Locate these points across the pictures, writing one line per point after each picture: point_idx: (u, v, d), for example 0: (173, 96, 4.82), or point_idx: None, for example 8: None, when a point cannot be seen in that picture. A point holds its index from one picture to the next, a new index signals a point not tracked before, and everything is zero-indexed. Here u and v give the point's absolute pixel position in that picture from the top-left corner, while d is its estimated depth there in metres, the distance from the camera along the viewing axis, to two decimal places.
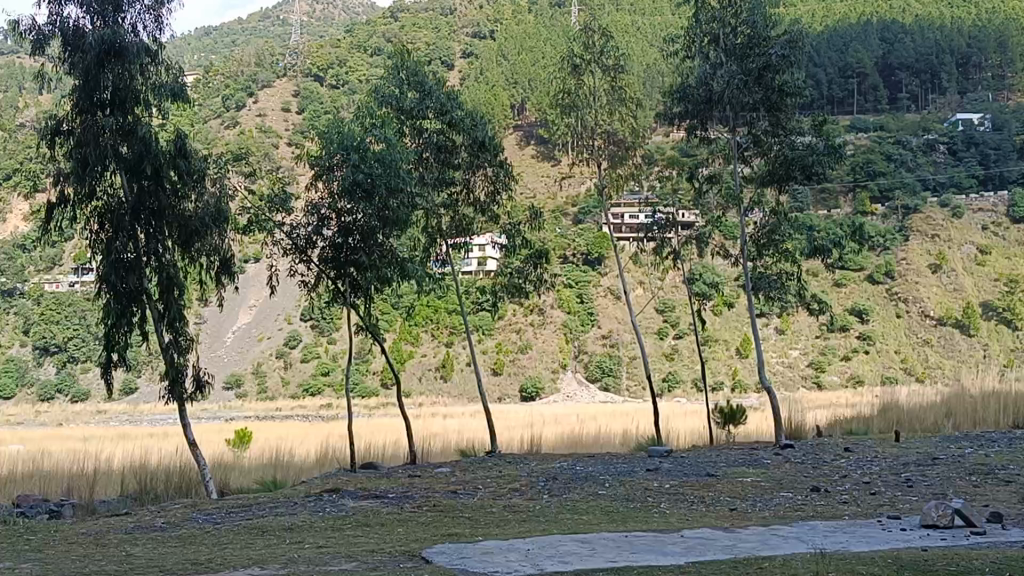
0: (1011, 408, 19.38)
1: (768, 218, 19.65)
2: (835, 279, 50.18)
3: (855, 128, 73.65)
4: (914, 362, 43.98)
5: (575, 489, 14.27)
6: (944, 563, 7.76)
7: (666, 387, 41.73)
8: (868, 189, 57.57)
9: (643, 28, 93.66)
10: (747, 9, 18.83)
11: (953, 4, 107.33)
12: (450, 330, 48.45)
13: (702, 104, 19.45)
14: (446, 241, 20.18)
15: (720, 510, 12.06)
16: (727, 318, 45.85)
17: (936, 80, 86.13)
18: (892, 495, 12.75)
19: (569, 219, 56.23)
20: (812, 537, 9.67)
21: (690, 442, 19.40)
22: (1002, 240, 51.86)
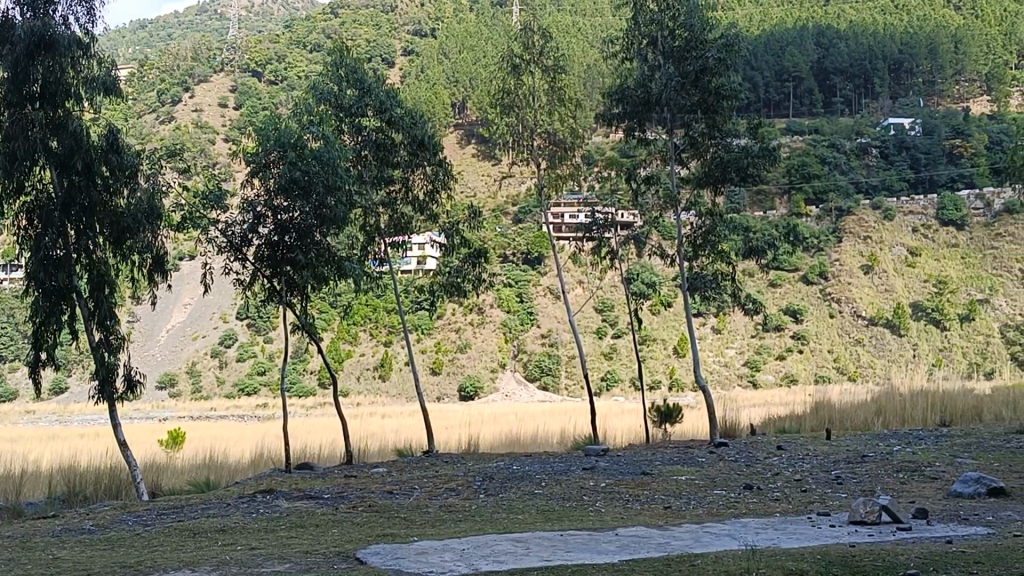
0: (940, 407, 19.12)
1: (705, 221, 18.95)
2: (770, 279, 50.85)
3: (790, 130, 74.43)
4: (846, 361, 44.78)
5: (510, 488, 12.44)
6: (871, 559, 6.75)
7: (603, 386, 41.94)
8: (802, 191, 58.12)
9: (582, 30, 94.20)
10: (684, 13, 18.09)
11: (885, 12, 110.53)
12: (388, 330, 48.60)
13: (640, 106, 18.64)
14: (384, 240, 19.29)
15: (653, 509, 10.38)
16: (665, 317, 46.47)
17: (869, 85, 88.38)
18: (822, 493, 10.98)
19: (508, 219, 56.59)
20: (746, 534, 8.34)
21: (622, 441, 18.95)
22: (932, 242, 52.65)
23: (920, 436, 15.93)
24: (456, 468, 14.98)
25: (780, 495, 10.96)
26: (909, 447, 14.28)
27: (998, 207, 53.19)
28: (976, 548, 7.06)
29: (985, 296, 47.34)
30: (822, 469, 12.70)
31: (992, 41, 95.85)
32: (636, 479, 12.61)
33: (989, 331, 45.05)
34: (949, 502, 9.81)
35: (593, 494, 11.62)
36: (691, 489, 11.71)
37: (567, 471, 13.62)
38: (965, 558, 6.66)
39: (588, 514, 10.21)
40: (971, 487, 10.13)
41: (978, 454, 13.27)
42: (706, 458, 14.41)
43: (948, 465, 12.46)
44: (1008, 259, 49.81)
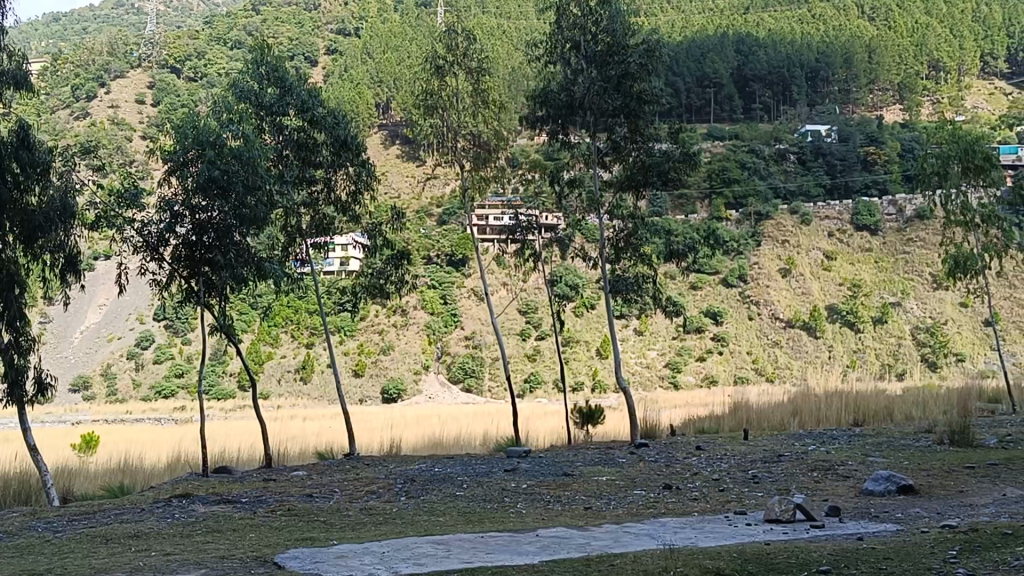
0: (854, 408, 19.54)
1: (628, 224, 19.12)
2: (691, 281, 51.53)
3: (711, 135, 75.65)
4: (765, 362, 45.69)
5: (433, 490, 12.40)
6: (785, 556, 6.90)
7: (527, 387, 42.01)
8: (722, 195, 59.20)
9: (506, 32, 94.60)
10: (607, 18, 18.25)
11: (802, 21, 113.33)
12: (310, 331, 48.15)
13: (563, 109, 18.74)
14: (306, 241, 19.04)
15: (573, 509, 10.44)
16: (588, 319, 46.83)
17: (788, 92, 90.27)
18: (740, 492, 11.16)
19: (433, 220, 56.69)
20: (665, 533, 8.44)
21: (544, 442, 19.04)
22: (847, 245, 53.95)
23: (834, 436, 16.29)
24: (378, 470, 14.88)
25: (697, 494, 11.11)
26: (822, 447, 14.58)
27: (910, 213, 54.81)
28: (885, 543, 7.26)
29: (897, 300, 48.72)
30: (739, 469, 12.92)
31: (905, 51, 98.73)
32: (557, 481, 12.64)
33: (901, 333, 46.38)
34: (862, 501, 10.03)
35: (514, 495, 11.66)
36: (611, 489, 11.82)
37: (488, 474, 13.61)
38: (874, 555, 6.82)
39: (509, 516, 10.22)
40: (882, 485, 10.39)
41: (890, 452, 13.63)
42: (627, 459, 14.53)
43: (861, 464, 12.77)
44: (919, 263, 51.36)
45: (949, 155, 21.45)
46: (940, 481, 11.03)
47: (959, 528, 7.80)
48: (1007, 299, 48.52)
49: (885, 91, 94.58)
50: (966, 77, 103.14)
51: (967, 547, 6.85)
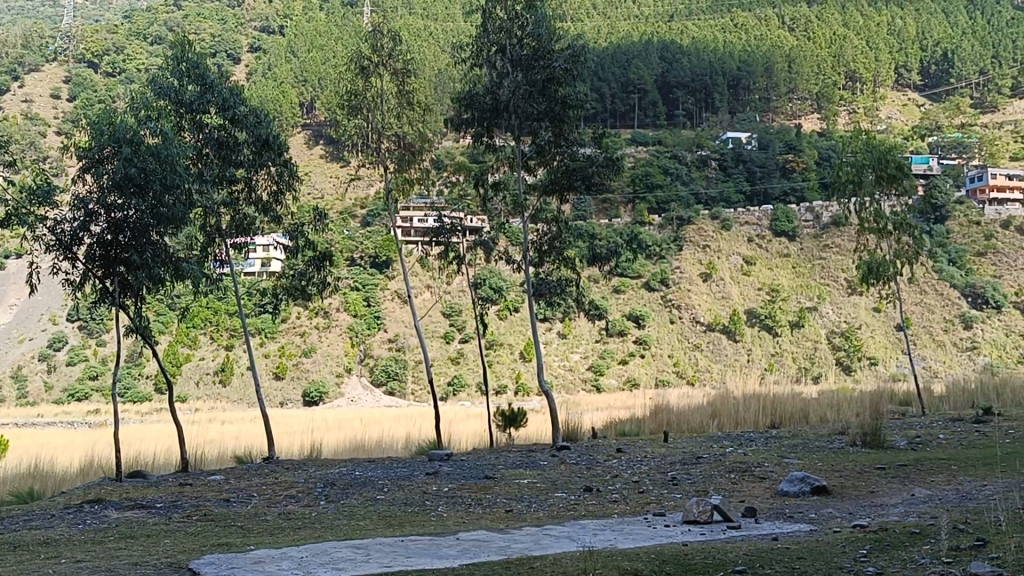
0: (770, 410, 19.97)
1: (552, 227, 19.19)
2: (614, 285, 51.97)
3: (635, 140, 76.57)
4: (685, 366, 46.31)
5: (354, 494, 12.29)
6: (702, 557, 6.99)
7: (450, 390, 41.88)
8: (645, 200, 60.06)
9: (433, 34, 94.62)
10: (532, 22, 18.35)
11: (724, 30, 115.64)
12: (229, 333, 47.57)
13: (488, 112, 18.73)
14: (226, 241, 18.77)
15: (495, 512, 10.45)
16: (512, 321, 46.96)
17: (710, 99, 91.70)
18: (659, 494, 11.29)
19: (357, 222, 56.51)
20: (585, 536, 8.50)
21: (467, 445, 19.04)
22: (766, 251, 55.07)
23: (750, 437, 16.59)
24: (297, 474, 14.72)
25: (617, 497, 11.22)
26: (740, 448, 14.87)
27: (826, 220, 56.15)
28: (799, 543, 7.42)
29: (813, 304, 49.85)
30: (658, 471, 13.09)
31: (823, 62, 101.26)
32: (478, 483, 12.65)
33: (817, 337, 47.48)
34: (777, 501, 10.26)
35: (436, 498, 11.63)
36: (532, 492, 11.87)
37: (409, 477, 13.56)
38: (788, 554, 6.96)
39: (429, 520, 10.19)
40: (797, 486, 10.62)
41: (804, 454, 13.95)
42: (548, 462, 14.59)
43: (777, 465, 13.02)
44: (835, 269, 52.63)
45: (864, 164, 22.06)
46: (851, 482, 11.32)
47: (869, 526, 8.00)
48: (918, 305, 50.00)
49: (803, 101, 96.88)
50: (881, 88, 106.17)
51: (877, 546, 7.02)
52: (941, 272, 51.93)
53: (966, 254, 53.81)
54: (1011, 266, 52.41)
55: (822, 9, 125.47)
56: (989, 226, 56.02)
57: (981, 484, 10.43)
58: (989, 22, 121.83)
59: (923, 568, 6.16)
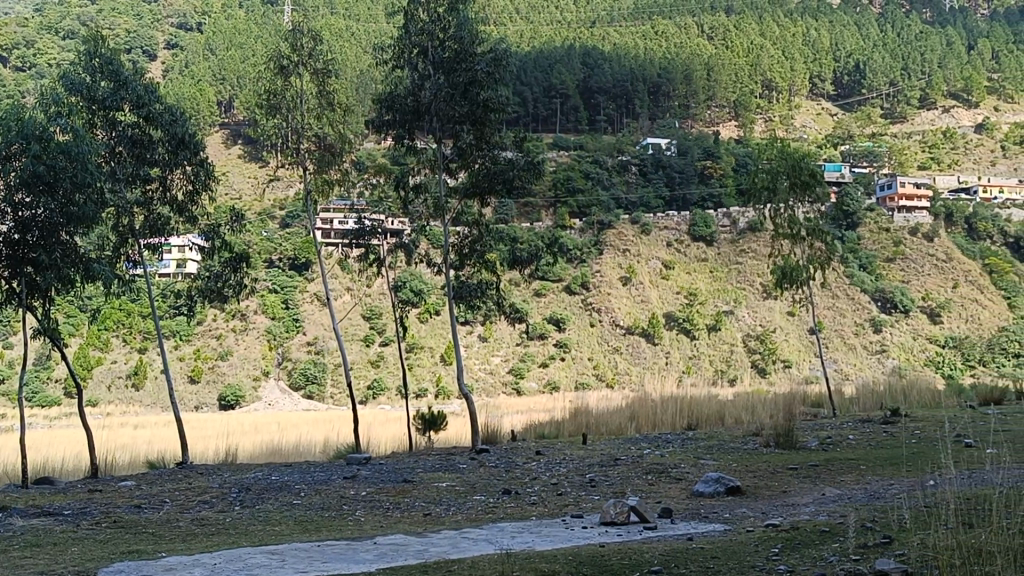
0: (687, 412, 20.24)
1: (473, 231, 19.15)
2: (535, 288, 52.21)
3: (557, 145, 77.08)
4: (605, 368, 46.69)
5: (269, 499, 12.13)
6: (618, 558, 7.05)
7: (369, 393, 41.55)
8: (567, 204, 60.51)
9: (355, 35, 94.01)
10: (455, 25, 18.34)
11: (646, 37, 117.28)
12: (143, 336, 46.62)
13: (410, 114, 18.63)
14: (140, 242, 18.35)
15: (414, 516, 10.40)
16: (433, 324, 46.84)
17: (631, 105, 92.77)
18: (577, 495, 11.37)
19: (276, 222, 55.85)
20: (503, 538, 8.51)
21: (386, 448, 18.92)
22: (684, 255, 55.88)
23: (668, 439, 16.79)
24: (212, 479, 14.45)
25: (536, 499, 11.26)
26: (658, 450, 15.05)
27: (743, 225, 57.23)
28: (713, 543, 7.52)
29: (730, 308, 50.82)
30: (577, 473, 13.15)
31: (741, 71, 103.29)
32: (396, 487, 12.58)
33: (733, 340, 48.43)
34: (693, 501, 10.44)
35: (354, 503, 11.52)
36: (450, 495, 11.83)
37: (326, 481, 13.41)
38: (703, 554, 7.08)
39: (347, 525, 10.07)
40: (712, 486, 10.80)
41: (719, 455, 14.19)
42: (467, 465, 14.58)
43: (692, 467, 13.18)
44: (751, 274, 53.68)
45: (778, 171, 22.54)
46: (765, 482, 11.53)
47: (780, 525, 8.17)
48: (830, 309, 51.23)
49: (721, 108, 98.68)
50: (796, 97, 108.62)
51: (788, 545, 7.17)
52: (853, 277, 53.30)
53: (876, 260, 55.33)
54: (918, 272, 54.09)
55: (739, 20, 128.17)
56: (898, 233, 57.69)
57: (888, 483, 10.68)
58: (899, 35, 125.62)
59: (834, 566, 6.30)
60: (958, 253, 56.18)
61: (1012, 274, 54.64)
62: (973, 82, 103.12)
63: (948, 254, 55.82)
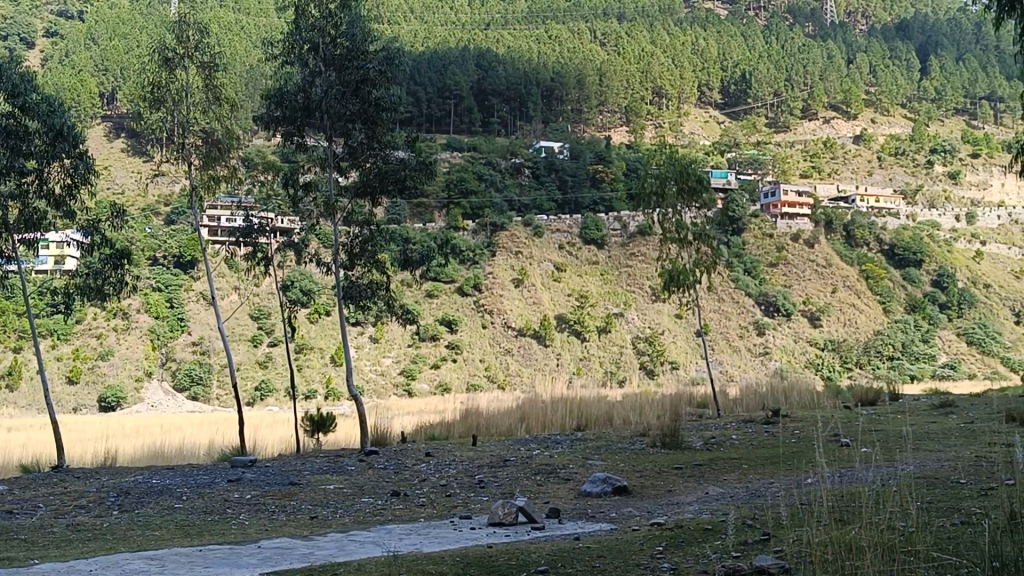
0: (576, 413, 20.45)
1: (365, 230, 18.92)
2: (427, 289, 51.96)
3: (450, 146, 77.08)
4: (496, 370, 46.82)
5: (149, 503, 11.76)
6: (506, 558, 7.05)
7: (256, 395, 40.76)
8: (460, 206, 60.58)
9: (244, 29, 92.31)
10: (346, 22, 18.18)
11: (539, 40, 118.62)
12: (17, 335, 44.82)
13: (299, 111, 18.29)
14: (13, 237, 17.55)
15: (299, 519, 10.21)
16: (323, 325, 46.29)
17: (524, 108, 93.43)
18: (465, 497, 11.35)
19: (160, 219, 54.37)
20: (390, 540, 8.42)
21: (273, 450, 18.54)
22: (576, 258, 56.51)
23: (556, 440, 16.94)
24: (88, 483, 13.94)
25: (424, 501, 11.19)
26: (547, 451, 15.14)
27: (632, 229, 58.17)
28: (599, 543, 7.58)
29: (619, 310, 51.69)
30: (465, 475, 13.11)
31: (632, 77, 105.16)
32: (282, 491, 12.32)
33: (622, 343, 49.30)
34: (580, 502, 10.54)
35: (238, 507, 11.24)
36: (338, 498, 11.65)
37: (210, 485, 13.07)
38: (591, 553, 7.13)
39: (231, 529, 9.82)
40: (599, 486, 10.93)
41: (607, 455, 14.38)
42: (355, 467, 14.41)
43: (581, 467, 13.29)
44: (639, 277, 54.71)
45: (667, 176, 22.99)
46: (651, 482, 11.70)
47: (665, 524, 8.27)
48: (716, 312, 52.43)
49: (613, 113, 100.36)
50: (685, 104, 111.19)
51: (672, 543, 7.28)
52: (738, 280, 54.66)
53: (760, 265, 56.89)
54: (799, 277, 55.92)
55: (630, 29, 130.63)
56: (781, 239, 59.39)
57: (770, 483, 10.93)
58: (783, 47, 129.58)
59: (715, 563, 6.42)
60: (837, 258, 58.19)
61: (887, 280, 56.75)
62: (852, 94, 106.84)
63: (827, 259, 57.83)
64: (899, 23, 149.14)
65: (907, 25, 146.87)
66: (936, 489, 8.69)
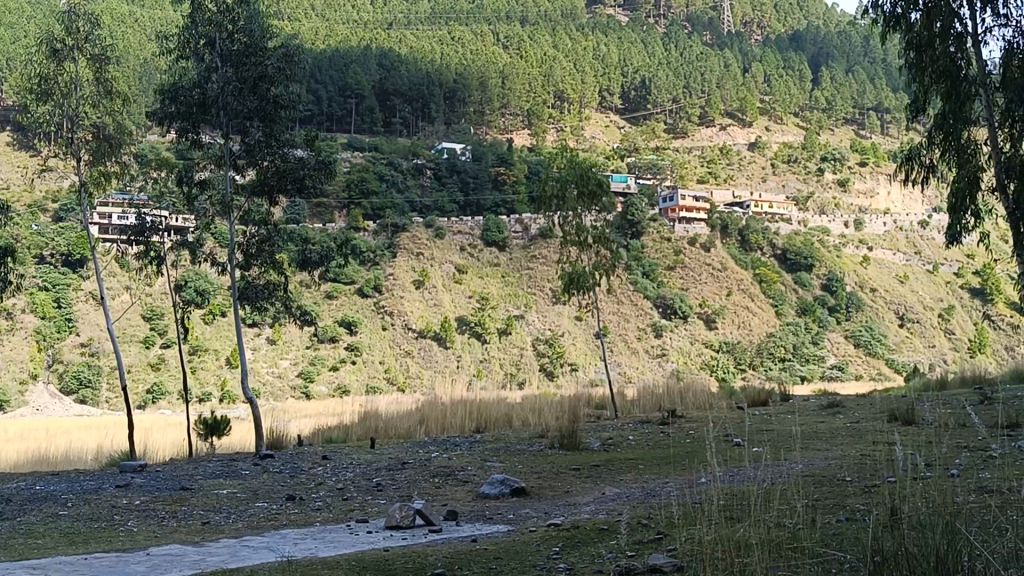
0: (475, 415, 20.47)
1: (261, 230, 18.59)
2: (326, 290, 51.28)
3: (351, 146, 76.51)
4: (397, 371, 46.59)
5: (29, 511, 11.32)
6: (402, 563, 7.00)
7: (148, 398, 39.74)
8: (361, 207, 60.23)
9: (138, 22, 90.06)
10: (245, 18, 17.95)
11: (442, 41, 118.89)
12: None
13: (195, 107, 17.78)
14: None
15: (191, 525, 9.98)
16: (218, 327, 45.43)
17: (426, 109, 93.35)
18: (363, 501, 11.22)
19: (48, 215, 52.49)
20: (284, 545, 8.29)
21: (164, 454, 18.07)
22: (477, 260, 56.56)
23: (454, 442, 16.90)
24: None
25: (320, 504, 11.06)
26: (446, 453, 15.13)
27: (534, 231, 58.58)
28: (495, 544, 7.63)
29: (520, 312, 52.02)
30: (363, 477, 13.02)
31: (533, 81, 106.08)
32: (172, 496, 12.03)
33: (523, 344, 49.62)
34: (478, 503, 10.54)
35: (125, 513, 10.93)
36: (231, 502, 11.42)
37: (96, 490, 12.66)
38: (486, 555, 7.12)
39: (116, 535, 9.54)
40: (498, 488, 10.95)
41: (507, 456, 14.41)
42: (249, 471, 14.13)
43: (478, 468, 13.36)
44: (540, 279, 55.15)
45: (568, 179, 23.16)
46: (549, 482, 11.80)
47: (562, 525, 8.34)
48: (615, 314, 53.10)
49: (515, 116, 101.05)
50: (586, 109, 112.58)
51: (568, 544, 7.35)
52: (636, 283, 55.48)
53: (658, 268, 57.94)
54: (695, 280, 57.08)
55: (533, 33, 132.00)
56: (678, 243, 60.52)
57: (664, 481, 11.14)
58: (681, 54, 132.39)
59: (609, 563, 6.49)
60: (732, 262, 59.56)
61: (780, 283, 58.29)
62: (747, 102, 109.43)
63: (723, 263, 59.15)
64: (793, 36, 153.73)
65: (800, 37, 151.20)
66: (824, 488, 8.92)
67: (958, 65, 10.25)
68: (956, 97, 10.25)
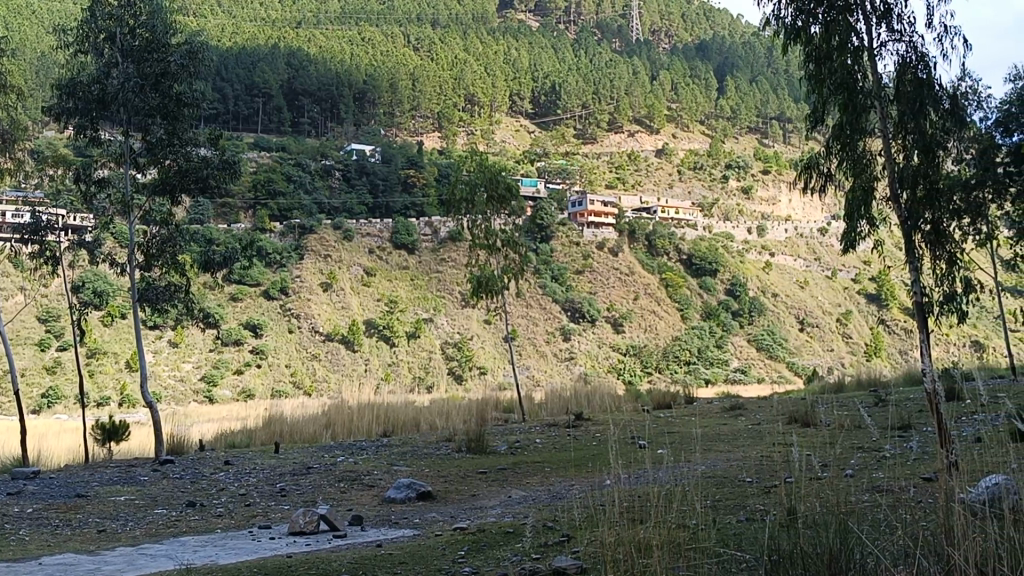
0: (380, 419, 20.33)
1: (163, 230, 18.12)
2: (231, 292, 50.27)
3: (258, 146, 75.41)
4: (303, 375, 45.95)
5: None
6: (306, 570, 6.90)
7: (42, 402, 38.50)
8: (267, 207, 59.37)
9: (37, 14, 87.28)
10: (146, 13, 17.56)
11: (352, 42, 118.19)
12: None
13: (93, 103, 17.25)
14: None
15: (86, 533, 9.68)
16: (117, 329, 44.24)
17: (335, 109, 92.55)
18: (266, 506, 11.04)
19: None
20: (183, 553, 8.10)
21: (59, 459, 17.56)
22: (386, 262, 56.20)
23: (361, 445, 16.77)
24: None
25: (222, 510, 10.83)
26: (352, 457, 15.00)
27: (443, 234, 58.57)
28: (402, 548, 7.58)
29: (429, 315, 51.90)
30: (266, 483, 12.80)
31: (443, 83, 106.09)
32: (65, 503, 11.64)
33: (431, 348, 49.52)
34: (383, 508, 10.42)
35: (17, 521, 10.55)
36: (127, 510, 11.12)
37: None
38: (390, 560, 7.09)
39: (6, 544, 9.21)
40: (404, 492, 10.90)
41: (414, 460, 14.34)
42: (149, 477, 13.77)
43: (384, 472, 13.25)
44: (449, 282, 55.10)
45: (477, 183, 23.15)
46: (454, 486, 11.78)
47: (467, 529, 8.32)
48: (524, 318, 53.28)
49: (426, 119, 100.74)
50: (497, 112, 113.08)
51: (474, 546, 7.36)
52: (545, 286, 55.78)
53: (567, 272, 58.38)
54: (603, 283, 57.84)
55: (444, 36, 132.23)
56: (586, 247, 61.24)
57: (569, 484, 11.25)
58: (591, 60, 133.98)
59: (513, 565, 6.50)
60: (639, 267, 60.46)
61: (685, 288, 59.35)
62: (655, 109, 111.21)
63: (630, 267, 59.97)
64: (699, 45, 156.88)
65: (706, 47, 154.12)
66: (725, 488, 9.14)
67: (855, 77, 10.46)
68: (852, 109, 10.50)
